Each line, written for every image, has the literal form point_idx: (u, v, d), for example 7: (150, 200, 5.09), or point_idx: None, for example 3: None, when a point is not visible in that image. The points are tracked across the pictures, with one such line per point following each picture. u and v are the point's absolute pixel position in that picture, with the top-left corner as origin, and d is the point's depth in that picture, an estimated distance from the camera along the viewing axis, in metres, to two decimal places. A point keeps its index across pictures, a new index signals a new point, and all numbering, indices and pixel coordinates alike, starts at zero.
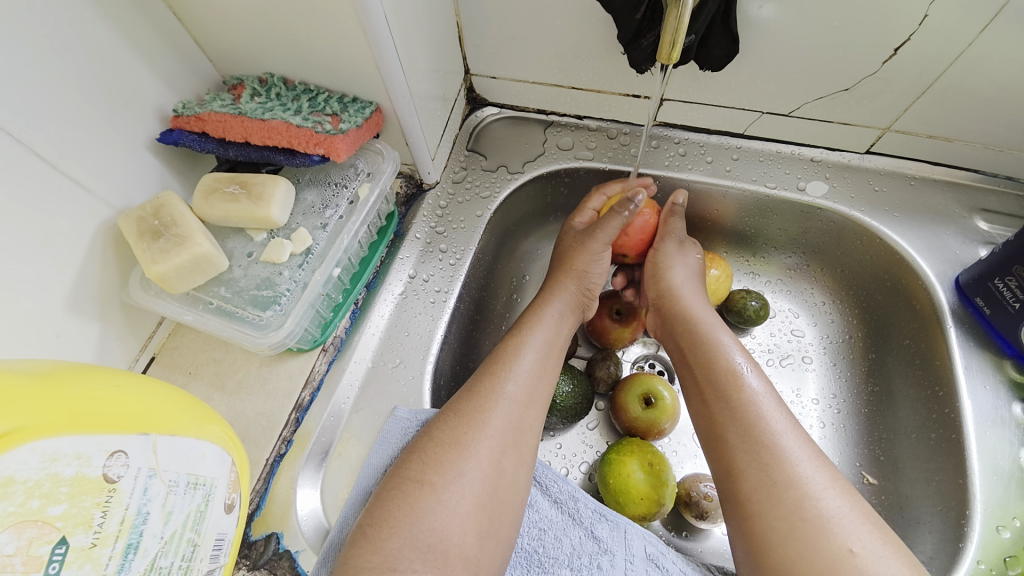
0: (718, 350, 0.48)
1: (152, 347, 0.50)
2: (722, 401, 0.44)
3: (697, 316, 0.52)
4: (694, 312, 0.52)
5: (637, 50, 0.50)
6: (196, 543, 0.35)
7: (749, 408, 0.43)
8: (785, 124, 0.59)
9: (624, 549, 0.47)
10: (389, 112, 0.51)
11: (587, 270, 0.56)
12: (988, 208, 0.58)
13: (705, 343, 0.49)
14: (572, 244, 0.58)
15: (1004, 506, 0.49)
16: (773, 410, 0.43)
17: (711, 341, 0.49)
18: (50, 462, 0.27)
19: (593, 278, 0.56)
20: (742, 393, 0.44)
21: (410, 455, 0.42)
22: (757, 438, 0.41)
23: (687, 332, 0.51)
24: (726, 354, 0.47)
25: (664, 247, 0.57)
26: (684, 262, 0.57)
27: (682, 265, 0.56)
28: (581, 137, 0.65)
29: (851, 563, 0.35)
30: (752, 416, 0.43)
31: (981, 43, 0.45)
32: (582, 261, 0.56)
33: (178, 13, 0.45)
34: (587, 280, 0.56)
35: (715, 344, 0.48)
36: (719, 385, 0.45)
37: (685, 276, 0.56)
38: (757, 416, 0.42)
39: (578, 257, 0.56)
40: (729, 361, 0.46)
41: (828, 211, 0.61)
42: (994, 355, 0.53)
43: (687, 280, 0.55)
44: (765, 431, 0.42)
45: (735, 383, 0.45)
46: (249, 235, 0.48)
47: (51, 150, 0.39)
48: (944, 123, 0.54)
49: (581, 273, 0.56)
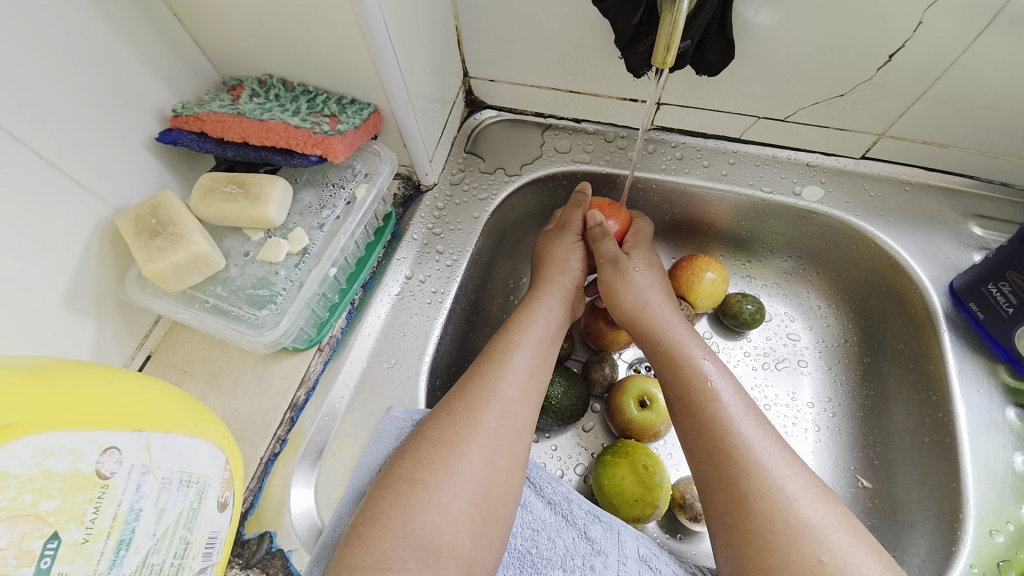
0: (688, 363, 0.48)
1: (148, 344, 0.50)
2: (693, 415, 0.45)
3: (663, 330, 0.52)
4: (663, 324, 0.52)
5: (634, 55, 0.50)
6: (188, 541, 0.35)
7: (719, 422, 0.43)
8: (781, 129, 0.60)
9: (617, 550, 0.47)
10: (387, 114, 0.52)
11: (568, 259, 0.58)
12: (982, 214, 0.59)
13: (675, 356, 0.49)
14: (547, 247, 0.59)
15: (998, 510, 0.49)
16: (743, 421, 0.43)
17: (681, 354, 0.49)
18: (43, 458, 0.27)
19: (574, 266, 0.58)
20: (713, 405, 0.44)
21: (403, 453, 0.42)
22: (727, 451, 0.42)
23: (657, 345, 0.51)
24: (694, 368, 0.47)
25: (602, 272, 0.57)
26: (635, 275, 0.55)
27: (641, 274, 0.56)
28: (579, 141, 0.66)
29: (823, 574, 0.35)
30: (722, 429, 0.43)
31: (974, 51, 0.46)
32: (561, 253, 0.58)
33: (179, 15, 0.46)
34: (570, 270, 0.57)
35: (685, 357, 0.48)
36: (690, 399, 0.45)
37: (640, 290, 0.55)
38: (726, 429, 0.42)
39: (558, 254, 0.58)
40: (699, 373, 0.46)
41: (823, 215, 0.61)
42: (988, 360, 0.54)
43: (649, 292, 0.55)
44: (734, 444, 0.42)
45: (705, 397, 0.45)
46: (246, 234, 0.48)
47: (51, 148, 0.39)
48: (939, 129, 0.54)
49: (564, 264, 0.58)
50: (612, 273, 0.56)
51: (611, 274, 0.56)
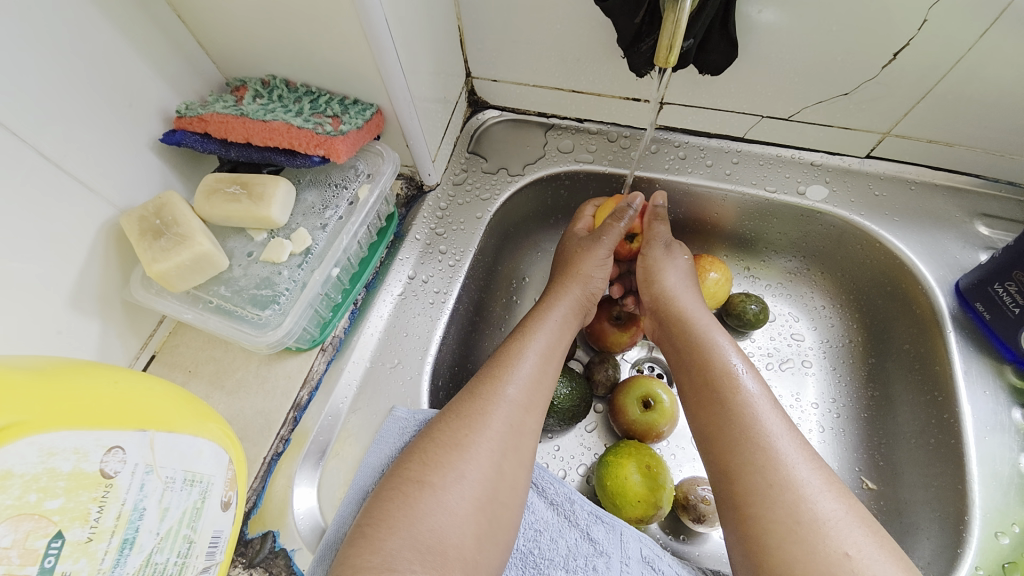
0: (716, 352, 0.48)
1: (152, 345, 0.50)
2: (717, 405, 0.44)
3: (690, 321, 0.52)
4: (690, 314, 0.52)
5: (636, 54, 0.50)
6: (192, 540, 0.35)
7: (747, 409, 0.43)
8: (784, 128, 0.59)
9: (620, 551, 0.47)
10: (389, 114, 0.52)
11: (591, 274, 0.57)
12: (989, 213, 0.58)
13: (702, 345, 0.49)
14: (575, 250, 0.58)
15: (1004, 512, 0.48)
16: (769, 412, 0.43)
17: (708, 345, 0.49)
18: (48, 457, 0.27)
19: (596, 280, 0.57)
20: (737, 395, 0.44)
21: (410, 454, 0.42)
22: (752, 440, 0.41)
23: (684, 335, 0.51)
24: (720, 358, 0.47)
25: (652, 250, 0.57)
26: (679, 260, 0.57)
27: (681, 261, 0.57)
28: (582, 140, 0.65)
29: (846, 567, 0.35)
30: (748, 418, 0.42)
31: (980, 48, 0.45)
32: (586, 266, 0.56)
33: (183, 16, 0.46)
34: (591, 281, 0.57)
35: (712, 346, 0.48)
36: (716, 386, 0.45)
37: (679, 279, 0.55)
38: (753, 417, 0.42)
39: (580, 260, 0.57)
40: (726, 363, 0.46)
41: (828, 215, 0.61)
42: (994, 361, 0.53)
43: (683, 282, 0.56)
44: (760, 432, 0.41)
45: (732, 385, 0.45)
46: (249, 235, 0.48)
47: (55, 149, 0.39)
48: (945, 128, 0.54)
49: (586, 278, 0.56)
50: (662, 254, 0.57)
51: (658, 254, 0.57)
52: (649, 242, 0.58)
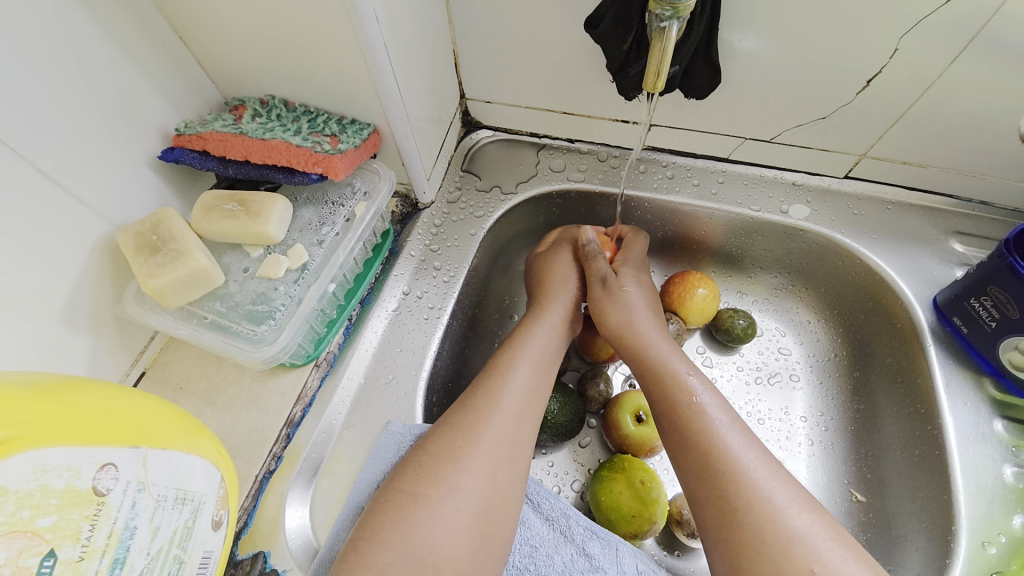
0: (672, 378, 0.48)
1: (143, 361, 0.50)
2: (679, 434, 0.45)
3: (647, 346, 0.51)
4: (647, 342, 0.52)
5: (625, 78, 0.52)
6: (182, 561, 0.34)
7: (706, 435, 0.44)
8: (766, 149, 0.62)
9: (615, 566, 0.47)
10: (386, 133, 0.53)
11: (567, 279, 0.58)
12: (963, 231, 0.61)
13: (659, 369, 0.49)
14: (545, 270, 0.59)
15: (989, 521, 0.49)
16: (729, 434, 0.43)
17: (666, 370, 0.49)
18: (41, 473, 0.27)
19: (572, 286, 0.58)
20: (697, 421, 0.45)
21: (404, 467, 0.42)
22: (717, 464, 0.42)
23: (641, 364, 0.51)
24: (680, 383, 0.47)
25: (592, 291, 0.57)
26: (627, 291, 0.55)
27: (634, 289, 0.56)
28: (573, 160, 0.67)
29: None
30: (709, 440, 0.43)
31: (950, 75, 0.48)
32: (565, 278, 0.58)
33: (184, 36, 0.47)
34: (569, 291, 0.57)
35: (670, 373, 0.49)
36: (675, 412, 0.46)
37: (628, 310, 0.54)
38: (713, 441, 0.43)
39: (557, 271, 0.59)
40: (685, 390, 0.47)
41: (810, 232, 0.63)
42: (974, 374, 0.55)
43: (634, 311, 0.54)
44: (723, 455, 0.42)
45: (690, 412, 0.45)
46: (246, 250, 0.49)
47: (54, 166, 0.40)
48: (918, 150, 0.57)
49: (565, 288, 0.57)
50: (601, 293, 0.56)
51: (599, 294, 0.56)
52: (590, 281, 0.57)
